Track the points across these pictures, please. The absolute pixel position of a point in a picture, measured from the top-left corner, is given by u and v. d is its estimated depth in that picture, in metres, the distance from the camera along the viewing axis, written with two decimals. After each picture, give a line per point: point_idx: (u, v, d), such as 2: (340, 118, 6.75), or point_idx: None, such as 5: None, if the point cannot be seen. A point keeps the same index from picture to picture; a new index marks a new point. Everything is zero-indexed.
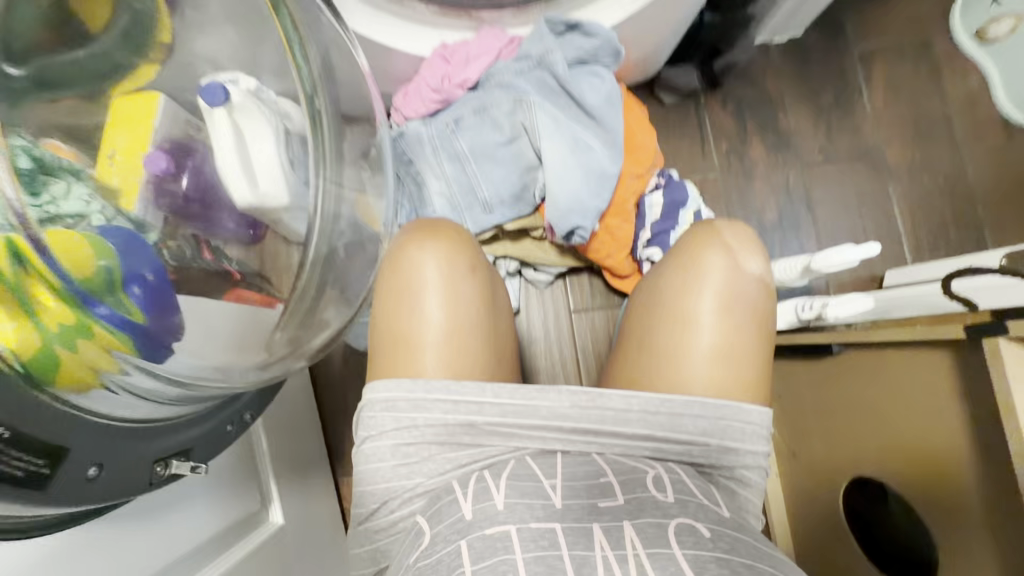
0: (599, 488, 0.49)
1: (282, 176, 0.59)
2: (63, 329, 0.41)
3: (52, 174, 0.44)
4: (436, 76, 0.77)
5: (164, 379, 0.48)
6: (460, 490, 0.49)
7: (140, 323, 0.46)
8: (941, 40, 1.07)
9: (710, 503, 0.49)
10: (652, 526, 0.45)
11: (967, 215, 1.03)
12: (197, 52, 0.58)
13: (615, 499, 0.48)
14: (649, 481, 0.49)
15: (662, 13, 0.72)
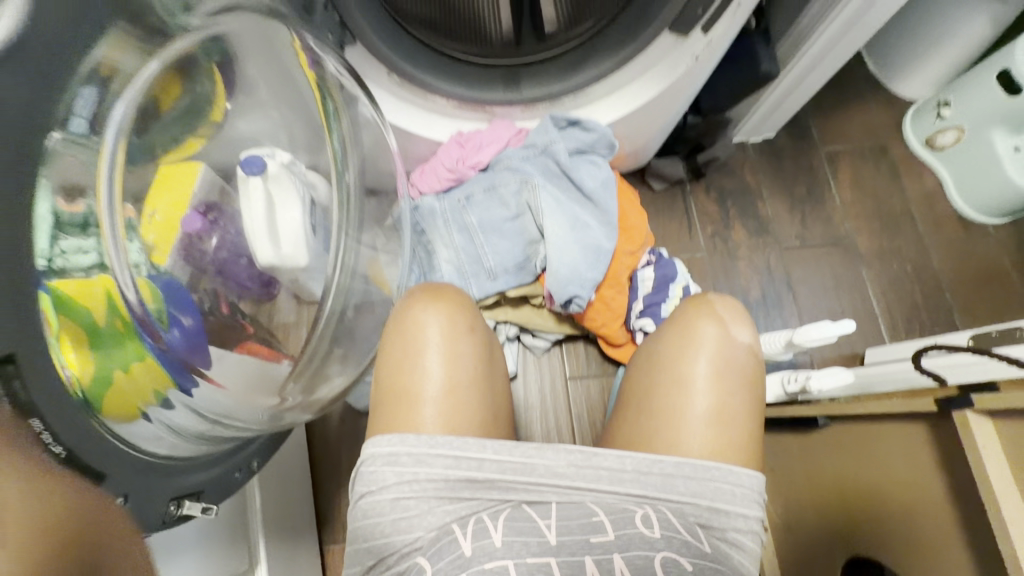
0: (591, 525, 0.51)
1: (304, 240, 0.67)
2: (121, 357, 0.41)
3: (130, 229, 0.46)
4: (451, 157, 0.86)
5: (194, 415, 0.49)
6: (460, 530, 0.51)
7: (182, 356, 0.48)
8: (896, 146, 1.21)
9: (694, 538, 0.51)
10: (640, 559, 0.48)
11: (936, 299, 1.11)
12: (241, 131, 0.62)
13: (606, 535, 0.50)
14: (638, 519, 0.51)
15: (652, 114, 0.83)
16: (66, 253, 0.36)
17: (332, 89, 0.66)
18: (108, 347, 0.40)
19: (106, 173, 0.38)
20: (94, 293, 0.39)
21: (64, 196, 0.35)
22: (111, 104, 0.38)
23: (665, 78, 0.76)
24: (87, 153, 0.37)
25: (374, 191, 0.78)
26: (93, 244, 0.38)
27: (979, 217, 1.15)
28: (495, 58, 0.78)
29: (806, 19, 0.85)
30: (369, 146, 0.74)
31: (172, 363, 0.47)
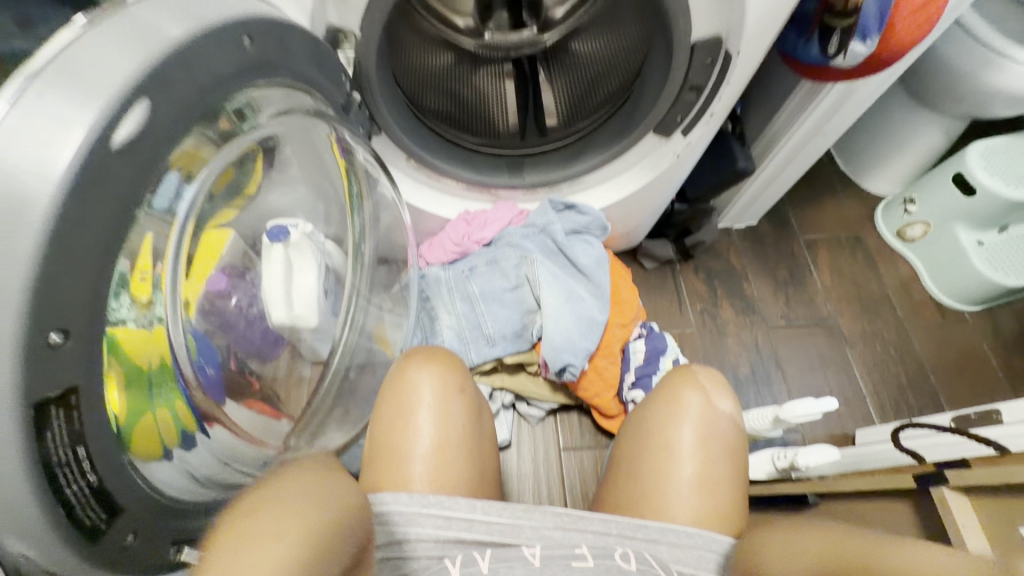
0: (574, 554, 0.51)
1: (317, 302, 0.74)
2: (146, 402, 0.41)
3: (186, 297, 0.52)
4: (458, 233, 0.94)
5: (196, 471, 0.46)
6: (449, 561, 0.52)
7: (200, 405, 0.50)
8: (870, 236, 1.31)
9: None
10: None
11: (921, 381, 1.14)
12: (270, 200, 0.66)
13: (586, 560, 0.51)
14: (616, 553, 0.52)
15: (641, 200, 0.93)
16: (134, 304, 0.39)
17: (359, 174, 0.73)
18: (148, 392, 0.42)
19: (175, 242, 0.43)
20: (146, 342, 0.42)
21: (142, 260, 0.39)
22: (192, 183, 0.42)
23: (651, 172, 0.87)
24: (166, 223, 0.41)
25: (385, 260, 0.86)
26: (156, 302, 0.43)
27: (955, 304, 1.22)
28: (501, 149, 0.89)
29: (776, 125, 0.97)
30: (384, 220, 0.82)
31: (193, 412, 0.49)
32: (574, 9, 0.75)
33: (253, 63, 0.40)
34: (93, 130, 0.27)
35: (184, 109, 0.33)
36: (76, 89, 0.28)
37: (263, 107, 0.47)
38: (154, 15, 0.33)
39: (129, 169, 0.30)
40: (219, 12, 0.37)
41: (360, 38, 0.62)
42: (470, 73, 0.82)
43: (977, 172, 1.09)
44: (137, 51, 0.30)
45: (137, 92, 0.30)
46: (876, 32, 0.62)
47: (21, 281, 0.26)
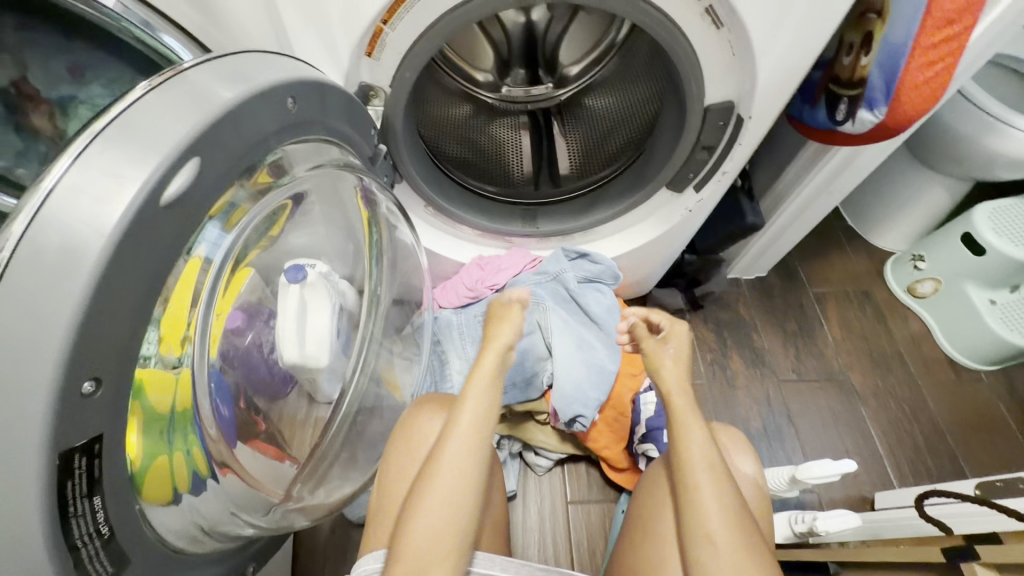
0: None
1: (327, 344, 0.72)
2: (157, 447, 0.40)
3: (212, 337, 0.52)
4: (472, 278, 0.95)
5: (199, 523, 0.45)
6: None
7: (213, 449, 0.50)
8: (879, 291, 1.31)
9: None
10: None
11: (939, 442, 1.10)
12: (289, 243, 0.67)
13: None
14: None
15: (653, 250, 0.94)
16: (162, 348, 0.39)
17: (380, 223, 0.76)
18: (168, 433, 0.42)
19: (210, 287, 0.44)
20: (173, 386, 0.42)
21: (176, 305, 0.40)
22: (230, 231, 0.45)
23: (661, 226, 0.88)
24: (204, 269, 0.42)
25: (399, 301, 0.87)
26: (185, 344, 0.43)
27: (970, 362, 1.20)
28: (515, 196, 0.93)
29: (784, 181, 1.00)
30: (399, 263, 0.84)
31: (206, 456, 0.49)
32: (589, 67, 0.83)
33: (293, 121, 0.42)
34: (145, 186, 0.29)
35: (228, 164, 0.35)
36: (132, 148, 0.30)
37: (296, 162, 0.50)
38: (207, 79, 0.36)
39: (173, 221, 0.31)
40: (270, 76, 0.40)
41: (388, 95, 0.65)
42: (486, 123, 0.88)
43: (986, 233, 1.10)
44: (190, 115, 0.32)
45: (189, 151, 0.31)
46: (882, 103, 0.64)
47: (65, 328, 0.26)
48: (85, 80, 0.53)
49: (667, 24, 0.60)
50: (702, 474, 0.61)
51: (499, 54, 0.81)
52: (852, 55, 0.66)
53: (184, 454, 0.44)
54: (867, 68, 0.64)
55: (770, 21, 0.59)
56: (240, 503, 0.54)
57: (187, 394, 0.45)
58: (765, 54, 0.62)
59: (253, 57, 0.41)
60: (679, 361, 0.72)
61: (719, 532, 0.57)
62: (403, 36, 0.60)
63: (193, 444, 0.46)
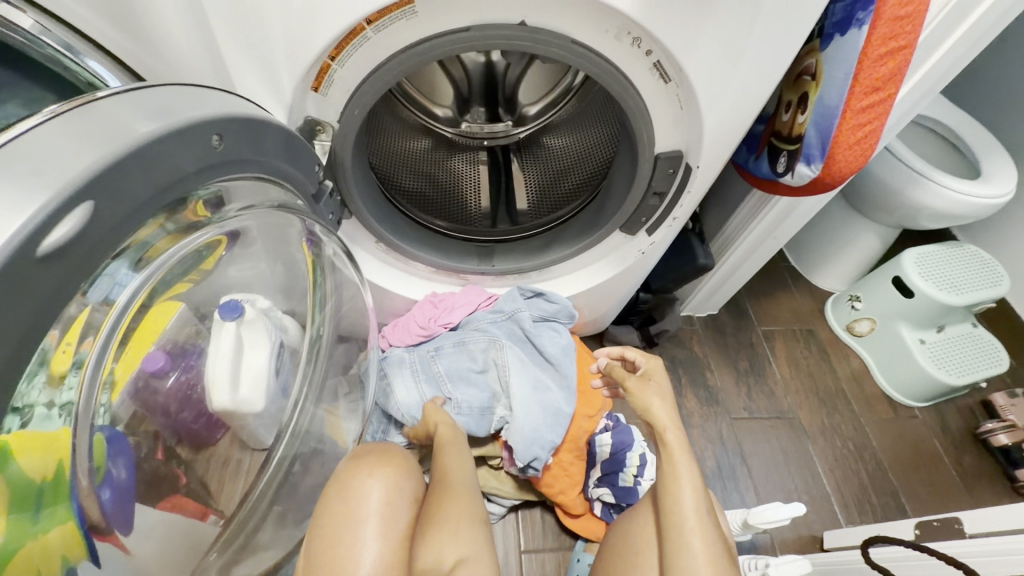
0: None
1: (264, 384, 0.67)
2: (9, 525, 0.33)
3: (109, 386, 0.45)
4: (424, 316, 0.91)
5: None
6: None
7: (98, 517, 0.44)
8: (823, 329, 1.36)
9: None
10: None
11: (882, 481, 1.14)
12: (223, 278, 0.60)
13: None
14: None
15: (609, 289, 0.95)
16: (39, 406, 0.33)
17: (325, 264, 0.72)
18: (36, 513, 0.36)
19: (110, 328, 0.39)
20: (48, 451, 0.36)
21: (64, 359, 0.35)
22: (144, 269, 0.40)
23: (616, 266, 0.89)
24: (102, 310, 0.37)
25: (345, 338, 0.83)
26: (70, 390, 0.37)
27: (906, 400, 1.26)
28: (473, 234, 0.92)
29: (733, 225, 1.04)
30: (346, 300, 0.80)
31: (88, 534, 0.42)
32: (547, 108, 0.85)
33: (218, 161, 0.39)
34: (16, 236, 0.25)
35: (136, 207, 0.32)
36: (7, 190, 0.26)
37: (231, 199, 0.47)
38: (119, 112, 0.32)
39: (52, 275, 0.27)
40: (195, 112, 0.37)
41: (337, 130, 0.63)
42: (445, 157, 0.88)
43: (913, 276, 1.18)
44: (89, 155, 0.29)
45: (81, 195, 0.28)
46: (819, 160, 0.67)
47: None
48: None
49: (619, 77, 0.61)
50: (689, 521, 0.61)
51: (458, 91, 0.81)
52: (790, 113, 0.70)
53: (54, 535, 0.38)
54: (804, 126, 0.67)
55: (715, 83, 0.61)
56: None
57: (68, 459, 0.39)
58: (711, 109, 0.64)
59: (178, 91, 0.38)
60: (668, 402, 0.68)
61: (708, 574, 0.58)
62: (353, 74, 0.58)
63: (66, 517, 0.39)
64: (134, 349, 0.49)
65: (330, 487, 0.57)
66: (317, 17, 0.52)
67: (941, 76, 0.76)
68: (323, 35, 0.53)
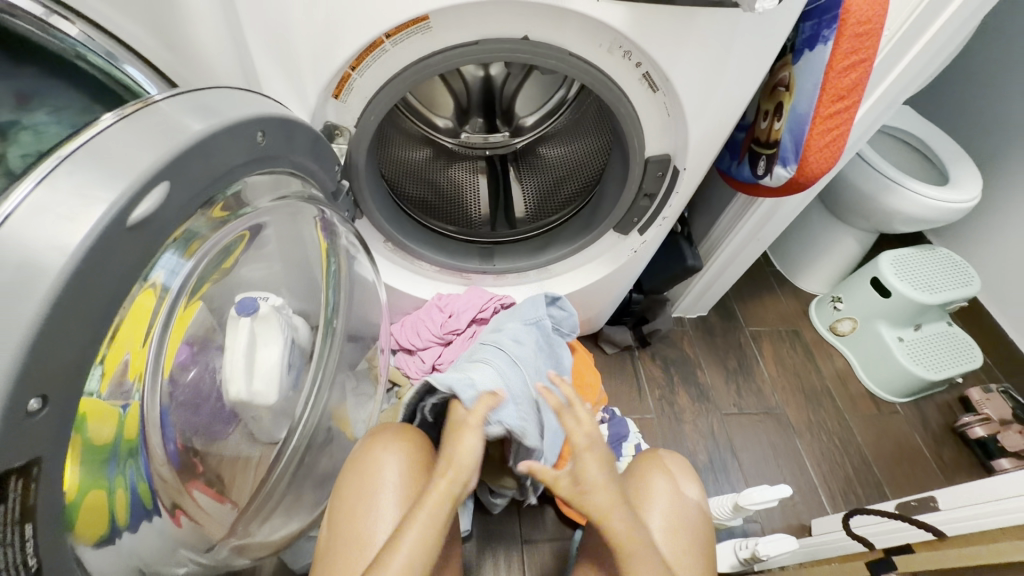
0: None
1: (278, 377, 0.70)
2: (87, 476, 0.37)
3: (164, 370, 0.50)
4: (435, 322, 0.96)
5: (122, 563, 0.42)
6: None
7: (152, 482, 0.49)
8: (808, 330, 1.42)
9: None
10: None
11: (866, 473, 1.19)
12: (243, 274, 0.65)
13: None
14: None
15: (602, 288, 1.00)
16: (107, 378, 0.37)
17: (340, 253, 0.76)
18: (110, 466, 0.40)
19: (164, 314, 0.44)
20: (119, 419, 0.41)
21: (129, 335, 0.39)
22: (189, 260, 0.45)
23: (610, 265, 0.94)
24: (159, 297, 0.42)
25: (355, 337, 0.87)
26: (133, 365, 0.41)
27: (887, 396, 1.32)
28: (473, 236, 0.97)
29: (719, 228, 1.10)
30: (357, 300, 0.85)
31: (154, 489, 0.48)
32: (542, 119, 0.91)
33: (259, 154, 0.45)
34: (114, 207, 0.29)
35: (195, 190, 0.36)
36: (102, 169, 0.30)
37: (256, 195, 0.52)
38: (181, 111, 0.37)
39: (138, 243, 0.32)
40: (242, 112, 0.42)
41: (353, 135, 0.68)
42: (445, 166, 0.94)
43: (890, 277, 1.24)
44: (164, 143, 0.34)
45: (160, 176, 0.32)
46: (793, 162, 0.73)
47: (17, 343, 0.26)
48: (31, 106, 0.52)
49: (612, 86, 0.67)
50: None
51: (459, 103, 0.87)
52: (767, 121, 0.76)
53: (127, 488, 0.43)
54: (780, 132, 0.74)
55: (699, 92, 0.67)
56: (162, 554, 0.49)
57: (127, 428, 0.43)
58: (696, 116, 0.70)
59: (226, 93, 0.43)
60: (610, 487, 0.60)
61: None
62: (370, 82, 0.64)
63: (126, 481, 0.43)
64: (179, 332, 0.53)
65: (346, 468, 0.62)
66: (341, 31, 0.57)
67: (903, 89, 0.84)
68: (346, 48, 0.59)
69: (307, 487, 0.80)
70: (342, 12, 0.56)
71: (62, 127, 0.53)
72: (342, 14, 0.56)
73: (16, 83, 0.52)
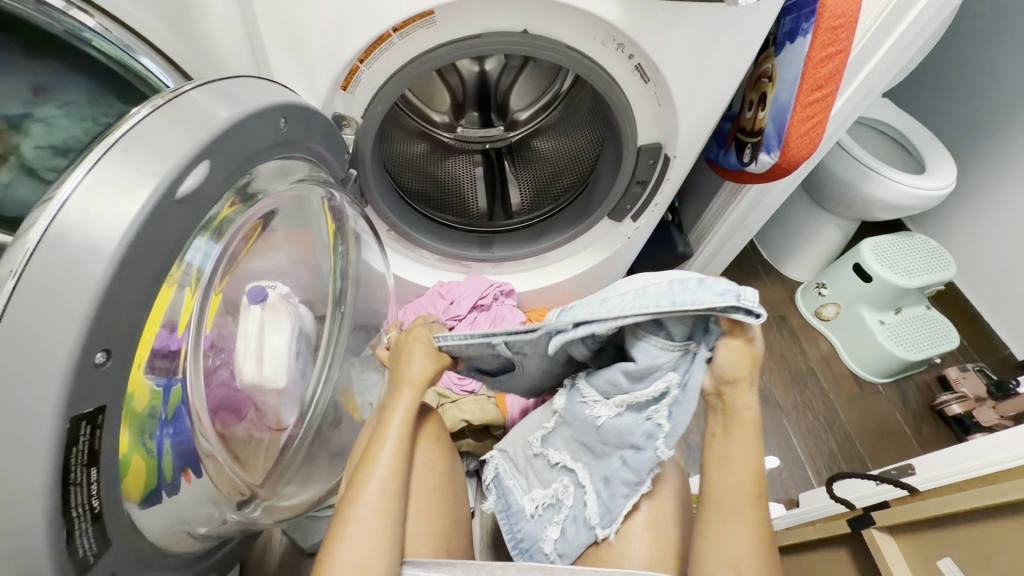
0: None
1: (285, 363, 0.72)
2: (132, 440, 0.40)
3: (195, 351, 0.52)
4: (436, 306, 1.01)
5: (163, 524, 0.45)
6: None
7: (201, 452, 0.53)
8: (793, 315, 1.48)
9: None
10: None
11: (848, 448, 1.25)
12: (259, 259, 0.67)
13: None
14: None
15: (596, 276, 1.04)
16: (147, 351, 0.40)
17: (347, 238, 0.79)
18: (156, 430, 0.44)
19: (200, 295, 0.47)
20: (162, 390, 0.45)
21: (168, 309, 0.42)
22: (218, 244, 0.47)
23: (605, 251, 0.98)
24: (195, 279, 0.45)
25: (361, 325, 0.90)
26: (178, 332, 0.45)
27: (869, 376, 1.38)
28: (471, 226, 1.00)
29: (708, 216, 1.15)
30: (361, 287, 0.88)
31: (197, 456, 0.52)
32: (536, 114, 0.94)
33: (281, 139, 0.48)
34: (163, 182, 0.32)
35: (228, 171, 0.39)
36: (149, 150, 0.33)
37: (273, 182, 0.54)
38: (211, 98, 0.40)
39: (184, 216, 0.35)
40: (266, 99, 0.45)
41: (359, 125, 0.72)
42: (443, 159, 0.97)
43: (871, 262, 1.30)
44: (202, 127, 0.37)
45: (201, 155, 0.35)
46: (776, 148, 0.78)
47: (88, 299, 0.29)
48: (42, 100, 0.56)
49: (604, 77, 0.71)
50: (737, 503, 0.55)
51: (454, 98, 0.90)
52: (752, 111, 0.81)
53: (171, 453, 0.46)
54: (764, 121, 0.78)
55: (687, 82, 0.71)
56: (195, 518, 0.52)
57: (168, 400, 0.46)
58: (684, 105, 0.74)
59: (250, 82, 0.46)
60: (748, 358, 0.52)
61: (745, 564, 0.54)
62: (377, 75, 0.67)
63: (170, 448, 0.47)
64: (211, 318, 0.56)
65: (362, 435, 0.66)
66: (348, 27, 0.61)
67: (877, 81, 0.88)
68: (355, 43, 0.62)
69: (316, 464, 0.83)
70: (351, 9, 0.59)
71: (71, 122, 0.58)
72: (349, 10, 0.59)
73: (33, 76, 0.55)
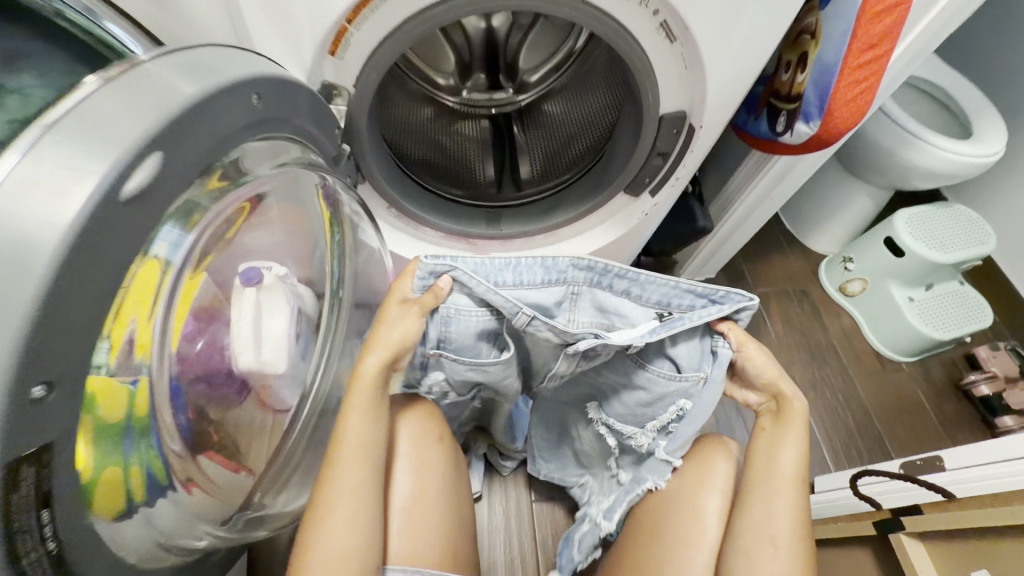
0: None
1: (284, 348, 0.69)
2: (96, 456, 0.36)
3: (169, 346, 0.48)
4: None
5: (138, 539, 0.42)
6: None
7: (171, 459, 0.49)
8: (815, 289, 1.41)
9: None
10: None
11: (866, 426, 1.21)
12: (249, 243, 0.62)
13: None
14: None
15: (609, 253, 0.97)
16: (114, 355, 0.37)
17: (344, 223, 0.75)
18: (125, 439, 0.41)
19: (168, 290, 0.43)
20: (130, 396, 0.41)
21: (133, 310, 0.38)
22: (191, 233, 0.43)
23: (621, 227, 0.90)
24: (162, 272, 0.41)
25: (362, 305, 0.86)
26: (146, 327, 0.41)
27: (893, 355, 1.32)
28: (478, 199, 0.93)
29: (731, 187, 1.06)
30: (361, 267, 0.83)
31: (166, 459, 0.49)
32: (548, 73, 0.87)
33: (258, 118, 0.42)
34: (104, 181, 0.27)
35: (193, 161, 0.34)
36: (86, 140, 0.28)
37: (257, 163, 0.48)
38: (169, 71, 0.34)
39: (136, 219, 0.30)
40: (235, 71, 0.39)
41: (352, 95, 0.65)
42: (449, 125, 0.90)
43: (905, 235, 1.21)
44: (153, 109, 0.31)
45: (152, 145, 0.30)
46: (817, 117, 0.69)
47: (16, 327, 0.25)
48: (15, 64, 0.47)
49: (626, 36, 0.63)
50: (779, 483, 0.55)
51: (460, 57, 0.84)
52: (790, 73, 0.72)
53: (140, 466, 0.43)
54: (804, 86, 0.70)
55: (721, 39, 0.62)
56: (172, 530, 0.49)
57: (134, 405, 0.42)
58: (716, 67, 0.65)
59: (219, 50, 0.40)
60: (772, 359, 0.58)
61: (784, 540, 0.53)
62: (369, 37, 0.59)
63: (138, 458, 0.43)
64: (180, 315, 0.51)
65: None
66: None
67: (933, 37, 0.78)
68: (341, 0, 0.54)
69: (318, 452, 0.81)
70: None
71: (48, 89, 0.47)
72: None
73: None
